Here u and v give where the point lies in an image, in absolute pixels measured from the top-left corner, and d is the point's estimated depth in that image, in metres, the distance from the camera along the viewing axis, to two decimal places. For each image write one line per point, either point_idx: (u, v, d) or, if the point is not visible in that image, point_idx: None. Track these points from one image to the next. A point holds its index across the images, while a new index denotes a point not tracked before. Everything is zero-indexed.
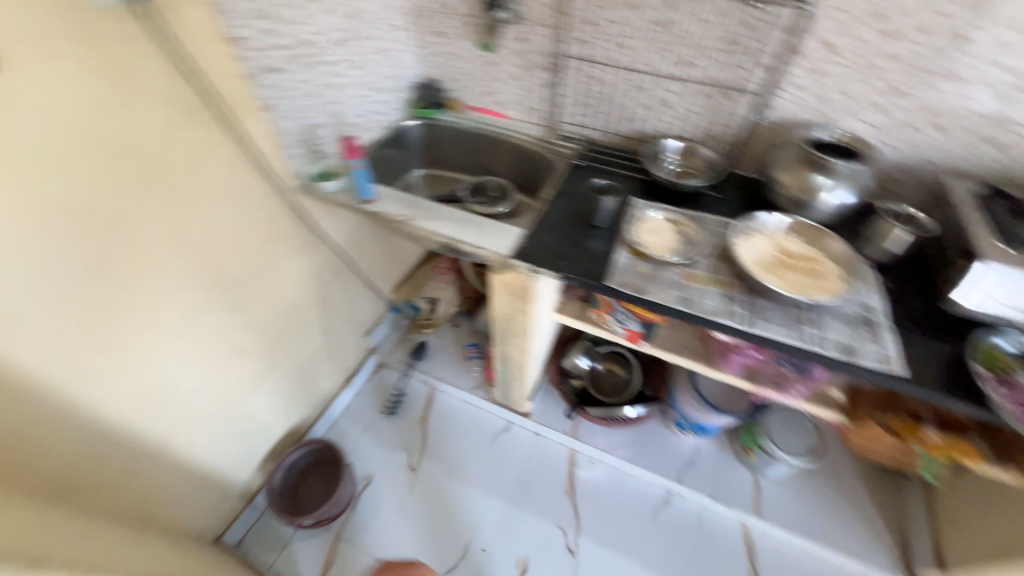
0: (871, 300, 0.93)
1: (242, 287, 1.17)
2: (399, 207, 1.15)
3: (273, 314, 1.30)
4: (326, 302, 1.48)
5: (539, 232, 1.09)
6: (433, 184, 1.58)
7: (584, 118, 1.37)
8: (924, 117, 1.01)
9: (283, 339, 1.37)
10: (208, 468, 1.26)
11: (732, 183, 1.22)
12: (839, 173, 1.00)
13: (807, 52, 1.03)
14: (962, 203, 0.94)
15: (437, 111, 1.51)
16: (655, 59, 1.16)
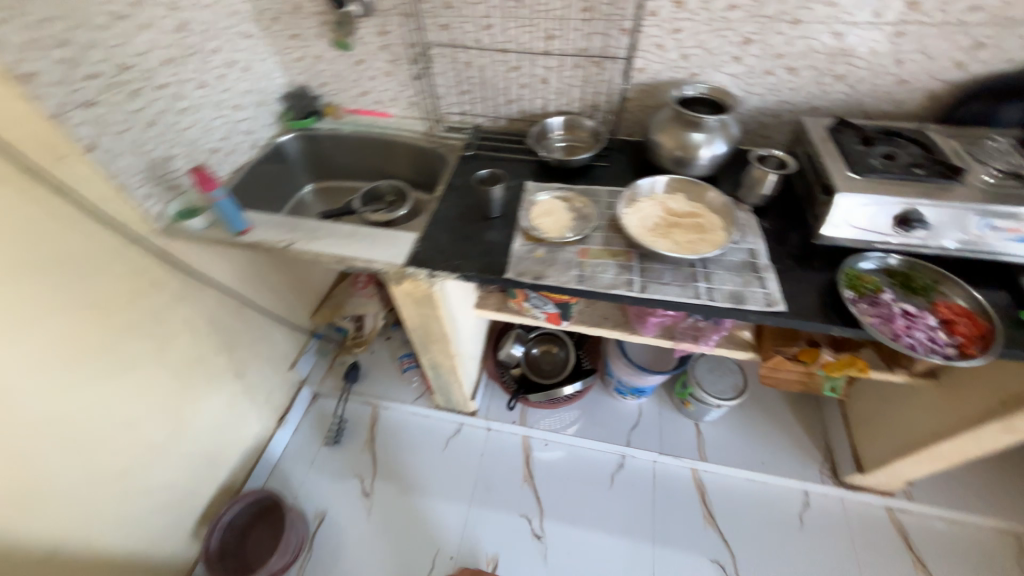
0: (751, 246, 0.98)
1: (122, 349, 1.04)
2: (279, 233, 1.06)
3: (170, 368, 1.18)
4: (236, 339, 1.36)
5: (434, 235, 1.05)
6: (326, 198, 1.48)
7: (467, 105, 1.32)
8: (775, 61, 1.06)
9: (190, 392, 1.24)
10: (123, 556, 1.13)
11: (621, 151, 1.23)
12: (708, 128, 1.03)
13: (660, 12, 1.03)
14: (818, 140, 1.00)
15: (314, 120, 1.40)
16: (520, 36, 1.13)
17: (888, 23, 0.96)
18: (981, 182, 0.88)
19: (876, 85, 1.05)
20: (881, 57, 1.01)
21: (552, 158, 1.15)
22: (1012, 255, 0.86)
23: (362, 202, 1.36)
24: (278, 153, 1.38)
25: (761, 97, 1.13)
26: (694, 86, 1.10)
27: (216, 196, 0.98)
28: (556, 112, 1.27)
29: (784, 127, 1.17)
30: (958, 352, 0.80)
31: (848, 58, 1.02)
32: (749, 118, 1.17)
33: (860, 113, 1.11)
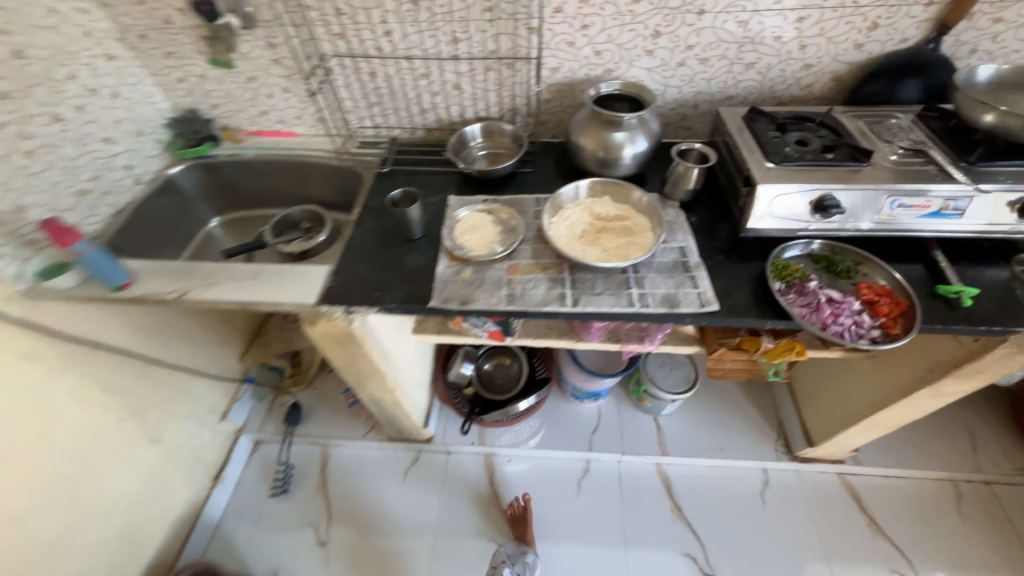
0: (681, 244, 0.96)
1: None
2: (169, 283, 0.93)
3: (63, 438, 1.02)
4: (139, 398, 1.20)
5: (350, 265, 0.96)
6: (236, 231, 1.34)
7: (379, 117, 1.22)
8: (686, 52, 1.04)
9: (92, 462, 1.08)
10: None
11: (546, 155, 1.18)
12: (627, 126, 0.99)
13: (566, 8, 0.98)
14: (735, 131, 0.99)
15: (209, 146, 1.26)
16: (424, 41, 1.05)
17: (789, 9, 0.95)
18: (888, 162, 0.89)
19: (784, 70, 1.05)
20: (786, 42, 1.01)
21: (473, 169, 1.08)
22: (923, 230, 0.88)
23: (274, 233, 1.23)
24: (171, 187, 1.22)
25: (677, 89, 1.11)
26: (610, 82, 1.06)
27: (80, 249, 0.85)
28: (475, 118, 1.21)
29: (703, 117, 1.16)
30: (882, 334, 0.80)
31: (755, 45, 1.01)
32: (668, 111, 1.16)
33: (773, 99, 1.11)
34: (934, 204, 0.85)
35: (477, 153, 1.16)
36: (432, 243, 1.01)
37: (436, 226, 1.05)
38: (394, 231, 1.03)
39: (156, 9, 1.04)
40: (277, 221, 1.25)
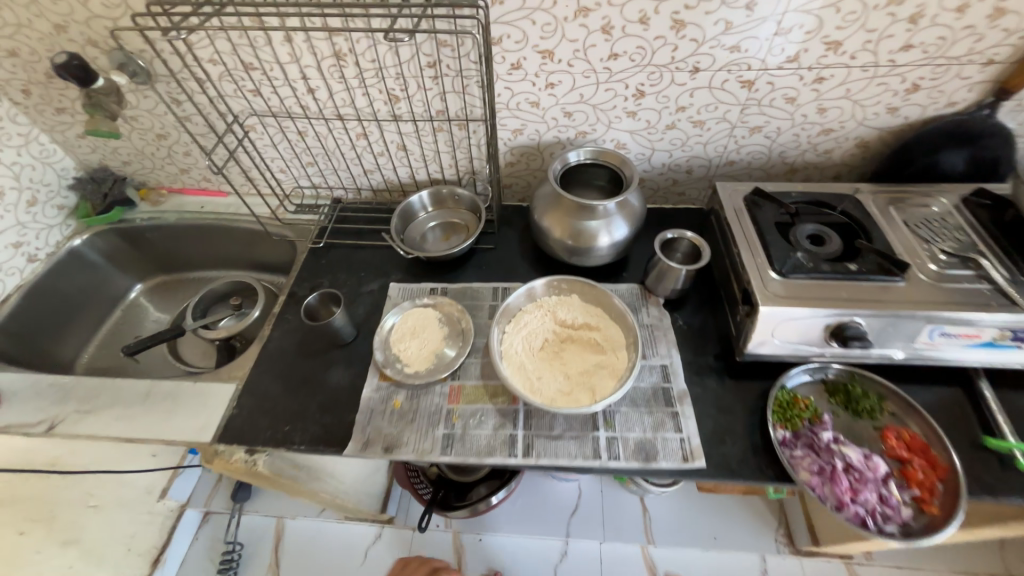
0: (663, 362, 0.78)
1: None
2: (36, 412, 0.77)
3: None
4: (15, 510, 1.07)
5: (259, 384, 0.79)
6: (162, 301, 1.17)
7: (315, 178, 1.04)
8: (676, 114, 0.84)
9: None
10: None
11: (512, 226, 1.01)
12: (600, 210, 0.81)
13: (525, 64, 0.79)
14: (733, 218, 0.80)
15: (122, 210, 1.09)
16: (358, 98, 0.86)
17: (806, 68, 0.75)
18: (926, 272, 0.70)
19: (798, 135, 0.85)
20: (802, 105, 0.81)
21: (418, 253, 0.90)
22: (966, 361, 0.70)
23: (198, 314, 1.07)
24: (75, 260, 1.06)
25: (667, 153, 0.91)
26: (579, 150, 0.86)
27: None
28: (427, 180, 1.02)
29: (698, 183, 0.97)
30: (915, 514, 0.64)
31: (762, 107, 0.82)
32: (656, 176, 0.96)
33: (782, 165, 0.91)
34: (985, 333, 0.66)
35: (428, 227, 0.98)
36: (363, 351, 0.84)
37: (371, 324, 0.88)
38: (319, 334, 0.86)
39: (34, 62, 0.86)
40: (205, 297, 1.09)
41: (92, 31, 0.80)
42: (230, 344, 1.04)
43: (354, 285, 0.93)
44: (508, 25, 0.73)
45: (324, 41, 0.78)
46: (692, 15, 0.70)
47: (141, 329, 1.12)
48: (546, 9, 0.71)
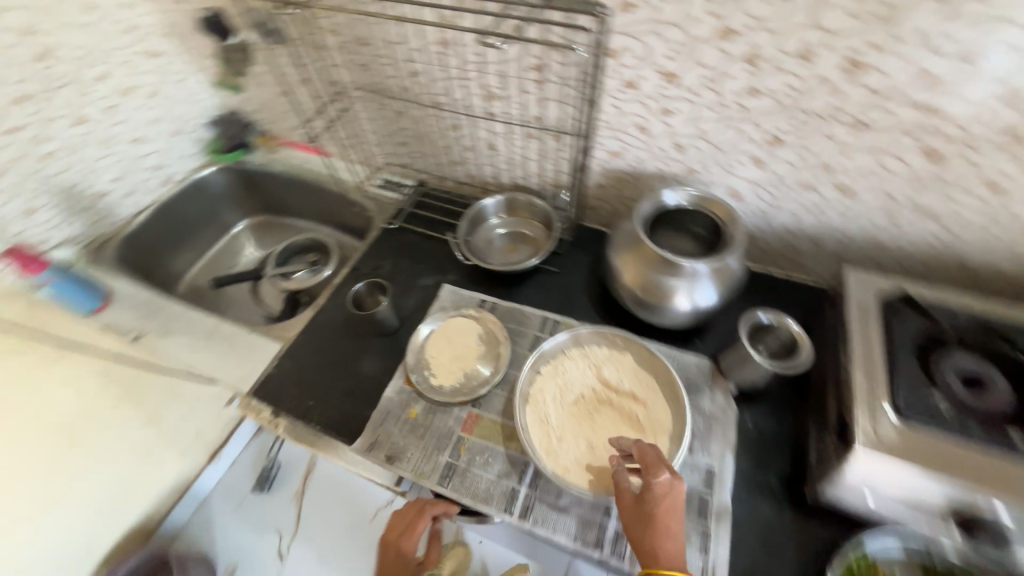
0: (712, 464, 0.65)
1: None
2: (133, 318, 0.94)
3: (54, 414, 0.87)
4: None
5: (302, 353, 0.83)
6: (259, 239, 1.29)
7: (405, 157, 1.04)
8: (817, 173, 0.67)
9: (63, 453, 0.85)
10: None
11: (585, 252, 0.91)
12: (686, 267, 0.68)
13: (641, 84, 0.67)
14: (855, 322, 0.62)
15: (242, 153, 1.20)
16: (457, 89, 0.82)
17: None
18: None
19: (989, 233, 0.64)
20: (1010, 196, 0.59)
21: (477, 261, 0.86)
22: None
23: (280, 261, 1.16)
24: (199, 189, 1.20)
25: (793, 215, 0.74)
26: (680, 193, 0.74)
27: (46, 277, 0.88)
28: (509, 183, 0.97)
29: (824, 258, 0.78)
30: None
31: (945, 188, 0.61)
32: (770, 237, 0.80)
33: (952, 264, 0.69)
34: None
35: (497, 234, 0.94)
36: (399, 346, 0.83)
37: (415, 321, 0.86)
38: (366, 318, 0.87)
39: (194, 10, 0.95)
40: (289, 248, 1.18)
41: None
42: (296, 298, 1.11)
43: (411, 275, 0.93)
44: (631, 37, 0.62)
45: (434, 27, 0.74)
46: (878, 58, 0.53)
47: (236, 261, 1.26)
48: (682, 24, 0.59)
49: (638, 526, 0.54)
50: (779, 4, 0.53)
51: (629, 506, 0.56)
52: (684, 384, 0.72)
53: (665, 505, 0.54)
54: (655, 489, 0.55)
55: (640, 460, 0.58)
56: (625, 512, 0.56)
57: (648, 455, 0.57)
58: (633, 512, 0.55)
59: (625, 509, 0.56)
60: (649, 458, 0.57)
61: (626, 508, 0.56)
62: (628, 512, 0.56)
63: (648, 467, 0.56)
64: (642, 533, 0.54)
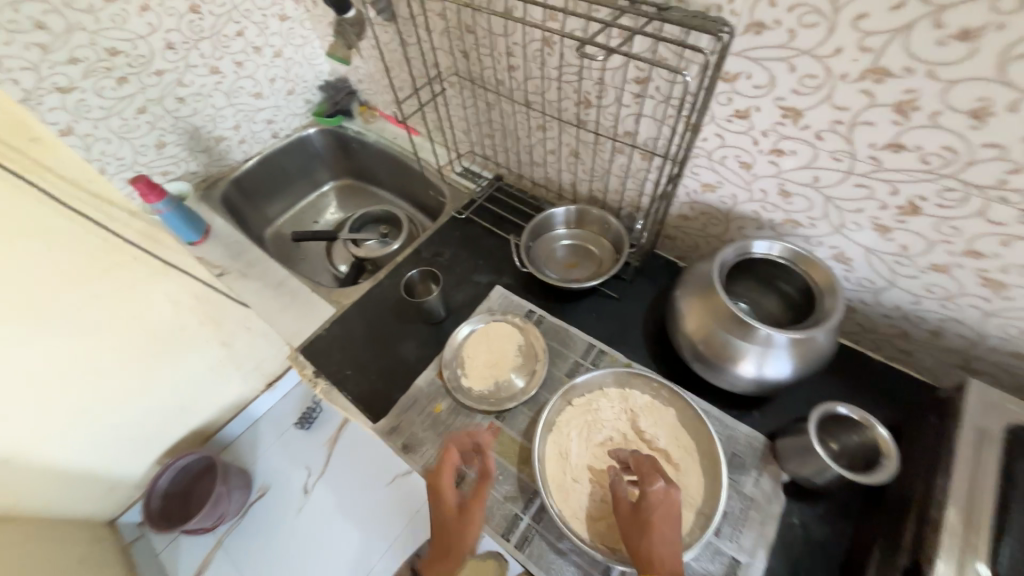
0: (739, 557, 0.57)
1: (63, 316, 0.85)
2: (223, 256, 1.08)
3: (154, 322, 1.02)
4: None
5: (352, 322, 0.87)
6: (343, 202, 1.37)
7: (488, 149, 1.03)
8: (958, 256, 0.55)
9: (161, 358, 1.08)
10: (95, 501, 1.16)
11: (651, 283, 0.85)
12: (761, 333, 0.60)
13: (754, 116, 0.59)
14: (964, 449, 0.50)
15: (342, 119, 1.27)
16: (550, 90, 0.78)
17: None
18: None
19: None
20: None
21: (534, 270, 0.83)
22: None
23: (355, 227, 1.23)
24: (301, 146, 1.29)
25: (912, 297, 0.62)
26: (775, 243, 0.64)
27: (161, 207, 0.98)
28: (586, 195, 0.92)
29: (941, 354, 0.64)
30: None
31: None
32: (876, 316, 0.67)
33: None
34: None
35: (562, 245, 0.90)
36: (440, 337, 0.83)
37: (461, 316, 0.86)
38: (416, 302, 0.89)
39: None
40: (365, 216, 1.24)
41: None
42: (361, 265, 1.16)
43: (468, 268, 0.92)
44: (754, 62, 0.54)
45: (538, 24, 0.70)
46: None
47: (320, 217, 1.35)
48: (820, 55, 0.50)
49: (636, 535, 0.52)
50: (957, 47, 0.42)
51: (626, 517, 0.54)
52: (728, 457, 0.64)
53: (659, 514, 0.52)
54: (649, 495, 0.54)
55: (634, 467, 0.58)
56: (624, 523, 0.54)
57: (643, 464, 0.57)
58: (629, 522, 0.54)
59: (624, 519, 0.54)
60: (645, 467, 0.57)
61: (624, 519, 0.54)
62: (626, 521, 0.54)
63: (643, 475, 0.56)
64: (639, 542, 0.52)
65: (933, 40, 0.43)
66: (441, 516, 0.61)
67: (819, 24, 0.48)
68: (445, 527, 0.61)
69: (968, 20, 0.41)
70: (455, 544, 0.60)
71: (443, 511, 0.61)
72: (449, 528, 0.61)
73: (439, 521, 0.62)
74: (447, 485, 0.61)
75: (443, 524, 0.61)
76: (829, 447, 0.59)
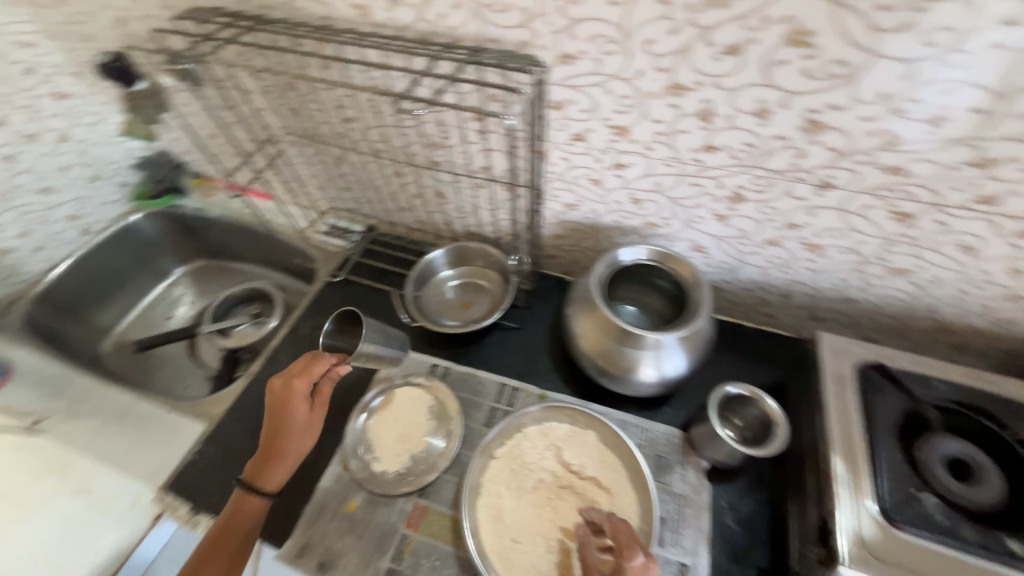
0: (685, 559, 0.58)
1: None
2: (35, 400, 0.82)
3: None
4: None
5: (228, 434, 0.73)
6: (197, 287, 1.16)
7: (351, 202, 0.96)
8: (783, 230, 0.62)
9: None
10: None
11: (546, 304, 0.85)
12: (649, 337, 0.63)
13: (590, 137, 0.61)
14: (833, 396, 0.56)
15: (173, 197, 1.10)
16: (395, 137, 0.75)
17: (1008, 215, 0.50)
18: None
19: (966, 293, 0.59)
20: (983, 258, 0.55)
21: (425, 322, 0.78)
22: None
23: (217, 315, 1.05)
24: (127, 235, 1.09)
25: (760, 269, 0.69)
26: (639, 248, 0.68)
27: None
28: (463, 231, 0.90)
29: (795, 311, 0.73)
30: None
31: (917, 249, 0.57)
32: (740, 291, 0.74)
33: (927, 320, 0.65)
34: None
35: (451, 286, 0.86)
36: (338, 422, 0.74)
37: (358, 392, 0.77)
38: None
39: (106, 49, 0.86)
40: (229, 297, 1.07)
41: (152, 26, 0.77)
42: (235, 357, 1.00)
43: None
44: (574, 90, 0.56)
45: (359, 78, 0.67)
46: (839, 117, 0.48)
47: (175, 309, 1.14)
48: (628, 78, 0.53)
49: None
50: (729, 60, 0.47)
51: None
52: (654, 461, 0.65)
53: None
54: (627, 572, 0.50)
55: (613, 534, 0.54)
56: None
57: (620, 532, 0.53)
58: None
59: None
60: (623, 536, 0.53)
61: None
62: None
63: (620, 547, 0.52)
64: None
65: (709, 56, 0.48)
66: (275, 407, 0.65)
67: (616, 51, 0.51)
68: (283, 429, 0.65)
69: (732, 37, 0.46)
70: (290, 436, 0.65)
71: (282, 406, 0.65)
72: (286, 432, 0.64)
73: (272, 421, 0.65)
74: (295, 385, 0.66)
75: (277, 419, 0.65)
76: (733, 423, 0.63)
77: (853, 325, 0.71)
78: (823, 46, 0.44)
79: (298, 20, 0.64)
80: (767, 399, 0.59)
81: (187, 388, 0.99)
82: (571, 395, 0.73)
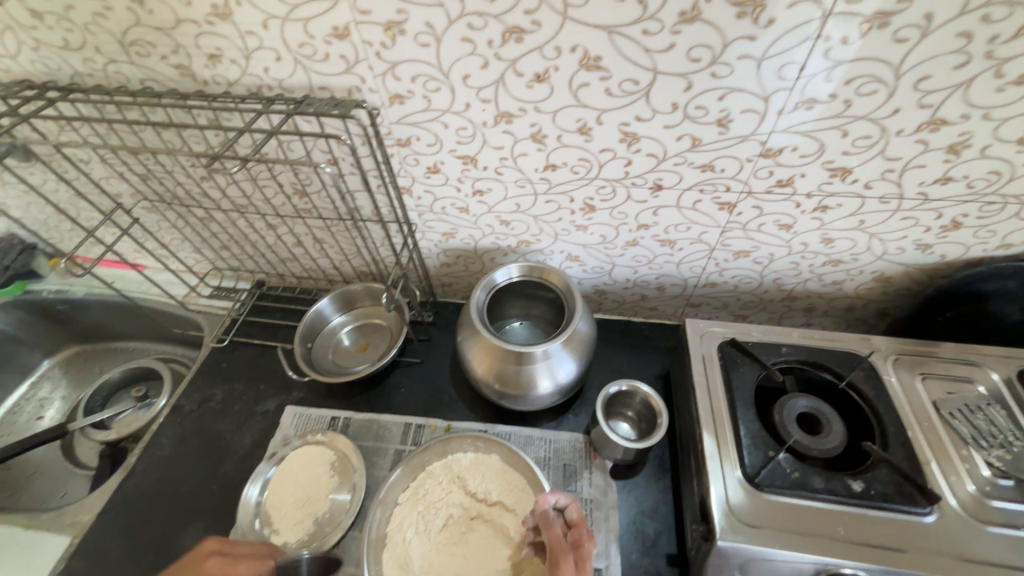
0: (600, 565, 0.59)
1: None
2: None
3: None
4: None
5: (102, 543, 0.66)
6: (69, 378, 1.04)
7: (231, 259, 0.91)
8: (638, 231, 0.67)
9: None
10: None
11: (447, 332, 0.85)
12: (533, 351, 0.64)
13: (443, 169, 0.63)
14: (701, 379, 0.60)
15: (27, 281, 0.99)
16: (257, 189, 0.72)
17: (803, 195, 0.57)
18: (961, 497, 0.49)
19: (797, 263, 0.67)
20: (799, 233, 0.62)
21: (317, 375, 0.74)
22: None
23: (92, 406, 0.95)
24: None
25: (632, 269, 0.74)
26: (510, 266, 0.70)
27: None
28: (354, 273, 0.88)
29: (672, 300, 0.79)
30: None
31: (747, 232, 0.63)
32: (621, 289, 0.79)
33: (778, 291, 0.72)
34: None
35: (346, 332, 0.83)
36: (233, 500, 0.68)
37: (254, 462, 0.72)
38: (190, 471, 0.72)
39: None
40: (107, 383, 0.97)
41: None
42: (118, 448, 0.90)
43: (248, 400, 0.79)
44: (415, 127, 0.58)
45: (200, 138, 0.64)
46: (647, 128, 0.53)
47: (45, 409, 1.01)
48: (458, 111, 0.55)
49: None
50: (541, 87, 0.51)
51: None
52: (562, 471, 0.67)
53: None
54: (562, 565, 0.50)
55: (550, 534, 0.53)
56: None
57: (551, 532, 0.53)
58: None
59: None
60: (557, 538, 0.53)
61: None
62: None
63: (553, 546, 0.52)
64: None
65: (522, 85, 0.51)
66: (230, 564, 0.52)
67: (441, 88, 0.53)
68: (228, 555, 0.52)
69: (535, 67, 0.49)
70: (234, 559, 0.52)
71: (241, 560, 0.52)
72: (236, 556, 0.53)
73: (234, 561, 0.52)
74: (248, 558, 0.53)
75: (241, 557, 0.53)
76: (627, 414, 0.68)
77: (723, 306, 0.78)
78: (613, 69, 0.48)
79: (120, 86, 0.60)
80: (643, 388, 0.64)
81: (65, 495, 0.88)
82: (477, 422, 0.72)
